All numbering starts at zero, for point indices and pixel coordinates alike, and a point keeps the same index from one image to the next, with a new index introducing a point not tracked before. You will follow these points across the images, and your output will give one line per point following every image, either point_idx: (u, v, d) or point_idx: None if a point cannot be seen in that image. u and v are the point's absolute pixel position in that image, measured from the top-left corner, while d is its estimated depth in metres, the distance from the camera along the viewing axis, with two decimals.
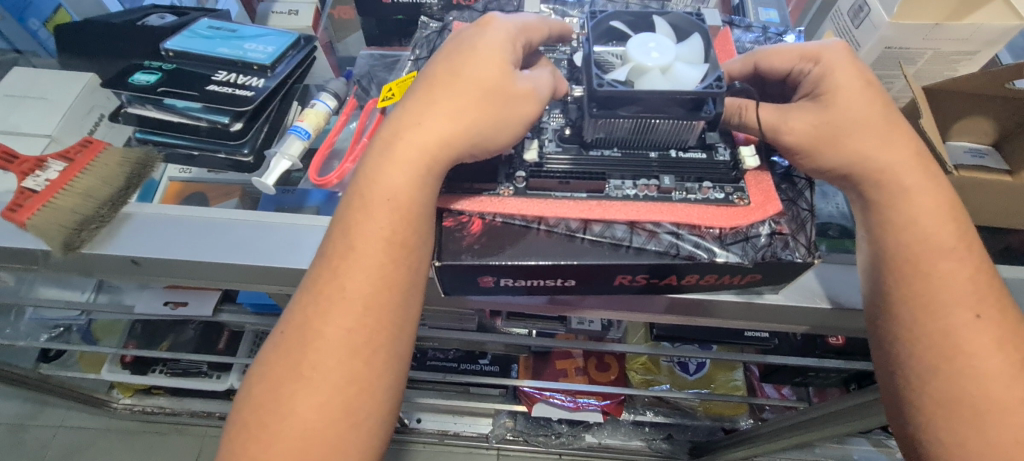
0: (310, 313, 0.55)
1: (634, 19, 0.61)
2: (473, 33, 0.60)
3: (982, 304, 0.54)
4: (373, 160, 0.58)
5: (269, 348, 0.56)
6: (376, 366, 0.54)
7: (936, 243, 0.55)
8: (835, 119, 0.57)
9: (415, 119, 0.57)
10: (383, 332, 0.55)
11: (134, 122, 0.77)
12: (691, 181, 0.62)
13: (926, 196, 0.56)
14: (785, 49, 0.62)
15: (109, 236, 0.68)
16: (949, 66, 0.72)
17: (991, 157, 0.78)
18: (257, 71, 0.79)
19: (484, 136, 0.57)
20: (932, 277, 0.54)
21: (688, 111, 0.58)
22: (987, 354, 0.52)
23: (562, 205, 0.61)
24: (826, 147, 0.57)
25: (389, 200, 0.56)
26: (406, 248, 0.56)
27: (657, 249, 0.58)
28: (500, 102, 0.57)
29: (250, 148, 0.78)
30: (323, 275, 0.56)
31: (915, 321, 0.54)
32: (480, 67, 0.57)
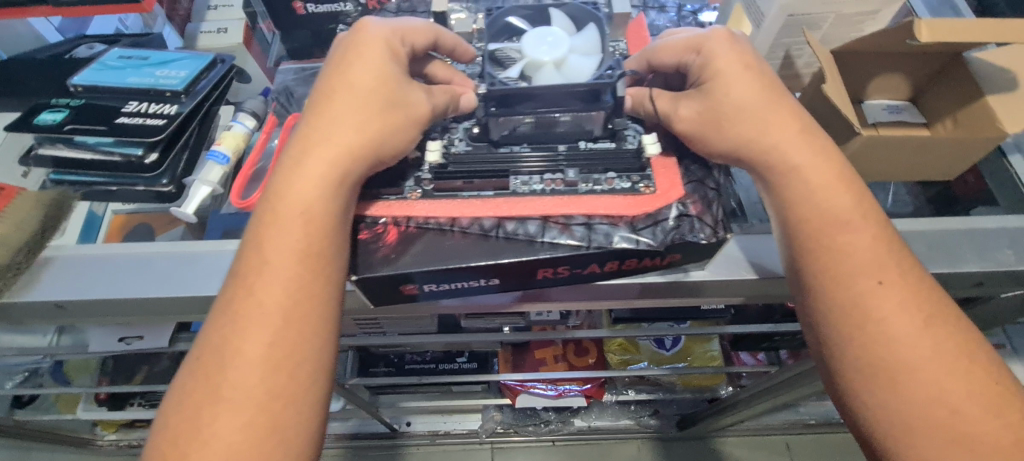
0: (224, 331, 0.51)
1: (532, 13, 0.61)
2: (349, 39, 0.57)
3: (883, 270, 0.57)
4: (280, 173, 0.54)
5: (182, 373, 0.51)
6: (303, 383, 0.50)
7: (830, 217, 0.59)
8: (727, 102, 0.58)
9: (309, 130, 0.54)
10: (306, 349, 0.51)
11: (50, 163, 0.74)
12: (598, 172, 0.62)
13: (818, 171, 0.59)
14: (670, 43, 0.61)
15: (29, 282, 0.67)
16: (855, 26, 0.72)
17: (910, 112, 0.80)
18: (171, 97, 0.78)
19: (387, 142, 0.55)
20: (837, 249, 0.58)
21: (586, 104, 0.57)
22: (894, 316, 0.56)
23: (473, 205, 0.60)
24: (728, 126, 0.58)
25: (300, 213, 0.53)
26: (325, 259, 0.53)
27: (572, 241, 0.57)
28: (398, 109, 0.55)
29: (169, 178, 0.75)
30: (237, 293, 0.52)
31: (822, 290, 0.58)
32: (367, 72, 0.55)
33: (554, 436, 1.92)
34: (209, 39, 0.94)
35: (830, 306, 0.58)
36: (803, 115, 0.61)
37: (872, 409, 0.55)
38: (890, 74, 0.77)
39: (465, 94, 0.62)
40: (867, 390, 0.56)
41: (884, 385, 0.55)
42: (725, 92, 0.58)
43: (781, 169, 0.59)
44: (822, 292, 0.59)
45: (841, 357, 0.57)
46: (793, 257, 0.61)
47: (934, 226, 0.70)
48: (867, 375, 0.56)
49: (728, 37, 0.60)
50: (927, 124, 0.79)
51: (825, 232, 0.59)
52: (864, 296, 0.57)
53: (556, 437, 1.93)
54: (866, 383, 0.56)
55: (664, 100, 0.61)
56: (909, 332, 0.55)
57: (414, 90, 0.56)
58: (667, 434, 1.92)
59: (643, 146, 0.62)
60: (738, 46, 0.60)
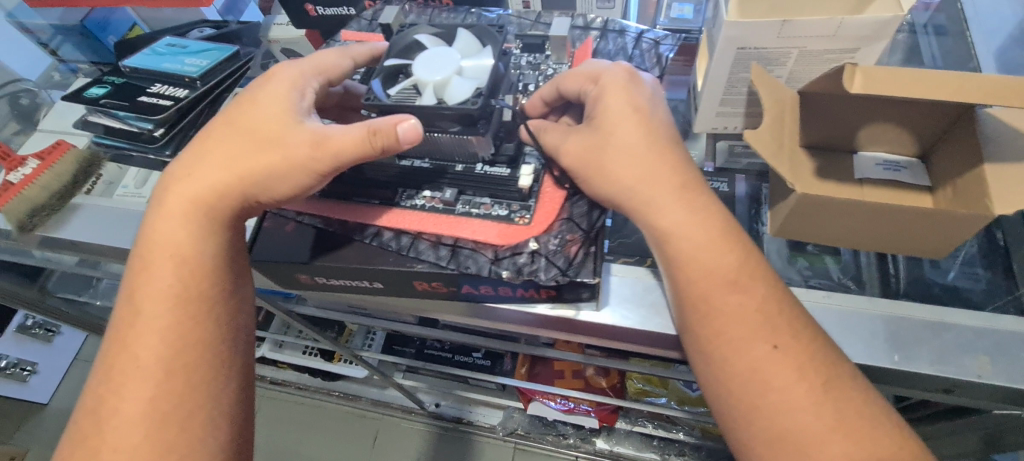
0: (104, 390, 0.56)
1: (443, 32, 0.62)
2: (258, 85, 0.63)
3: (779, 334, 0.50)
4: (156, 216, 0.61)
5: (66, 442, 0.56)
6: (190, 432, 0.55)
7: (722, 273, 0.52)
8: (608, 141, 0.54)
9: (187, 177, 0.61)
10: (192, 394, 0.56)
11: (95, 129, 0.92)
12: (479, 196, 0.61)
13: (700, 226, 0.53)
14: (573, 71, 0.58)
15: (56, 222, 0.85)
16: (830, 65, 0.63)
17: (911, 172, 0.67)
18: (188, 82, 0.90)
19: (260, 181, 0.60)
20: (719, 313, 0.51)
21: (462, 127, 0.57)
22: (774, 396, 0.49)
23: (359, 210, 0.63)
24: (607, 166, 0.54)
25: (173, 256, 0.59)
26: (202, 301, 0.59)
27: (434, 261, 0.58)
28: (271, 147, 0.59)
29: (172, 149, 0.88)
30: (114, 349, 0.58)
31: (713, 356, 0.51)
32: (248, 116, 0.61)
33: (576, 452, 1.86)
34: (280, 31, 1.05)
35: (715, 374, 0.51)
36: (692, 168, 0.55)
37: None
38: (882, 123, 0.65)
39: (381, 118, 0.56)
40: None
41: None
42: (606, 133, 0.55)
43: (664, 221, 0.53)
44: (705, 363, 0.52)
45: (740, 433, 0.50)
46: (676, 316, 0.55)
47: (893, 310, 0.59)
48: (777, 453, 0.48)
49: (631, 75, 0.57)
50: (930, 188, 0.65)
51: (705, 294, 0.52)
52: (761, 366, 0.49)
53: (579, 453, 1.87)
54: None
55: (557, 132, 0.59)
56: (805, 406, 0.48)
57: (309, 124, 0.60)
58: None
59: (519, 176, 0.60)
60: (639, 91, 0.56)
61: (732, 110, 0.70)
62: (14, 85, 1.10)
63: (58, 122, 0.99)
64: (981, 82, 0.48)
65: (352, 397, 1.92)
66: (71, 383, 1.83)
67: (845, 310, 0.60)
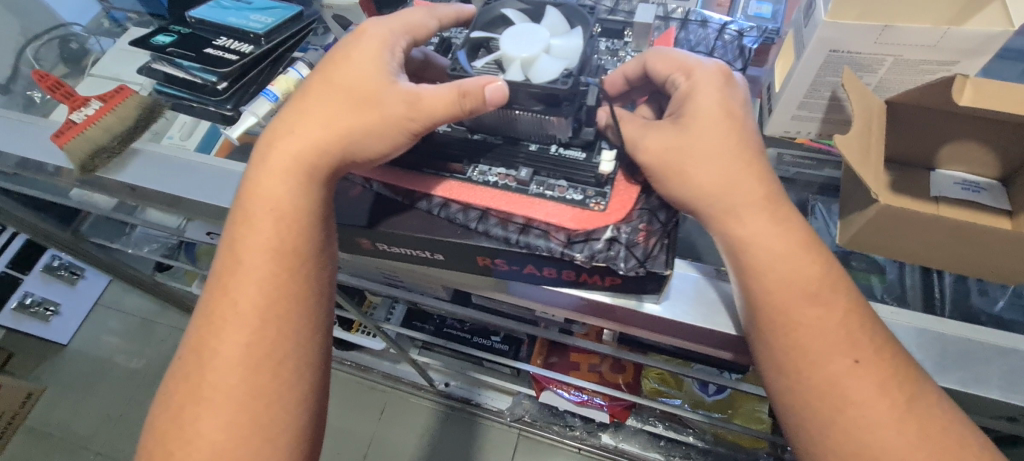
0: (204, 333, 0.59)
1: (531, 8, 0.61)
2: (347, 41, 0.63)
3: (859, 349, 0.49)
4: (254, 170, 0.62)
5: (169, 378, 0.60)
6: (282, 379, 0.58)
7: (810, 282, 0.50)
8: (694, 139, 0.52)
9: (288, 134, 0.61)
10: (285, 344, 0.58)
11: (158, 77, 0.92)
12: (554, 178, 0.60)
13: (777, 236, 0.51)
14: (669, 55, 0.56)
15: (116, 166, 0.86)
16: (924, 76, 0.61)
17: (990, 194, 0.65)
18: (252, 38, 0.91)
19: (357, 141, 0.60)
20: (799, 320, 0.50)
21: (545, 107, 0.56)
22: (851, 409, 0.48)
23: (427, 182, 0.63)
24: (688, 174, 0.52)
25: (272, 210, 0.60)
26: (297, 257, 0.60)
27: (502, 236, 0.58)
28: (369, 109, 0.60)
29: (232, 104, 0.88)
30: (215, 296, 0.59)
31: (788, 361, 0.50)
32: (347, 76, 0.61)
33: (581, 444, 1.85)
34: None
35: (787, 380, 0.50)
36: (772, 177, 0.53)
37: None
38: (967, 141, 0.64)
39: (471, 79, 0.56)
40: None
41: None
42: (692, 131, 0.53)
43: (739, 236, 0.51)
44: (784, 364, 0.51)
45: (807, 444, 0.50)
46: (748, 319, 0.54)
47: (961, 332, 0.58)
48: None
49: (722, 73, 0.55)
50: (1010, 212, 0.64)
51: (780, 303, 0.50)
52: (841, 378, 0.49)
53: (583, 446, 1.86)
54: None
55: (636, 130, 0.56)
56: (872, 430, 0.47)
57: (402, 83, 0.60)
58: None
59: (599, 162, 0.59)
60: (732, 90, 0.55)
61: (811, 115, 0.69)
62: (65, 30, 1.11)
63: (122, 67, 1.00)
64: None
65: (364, 367, 1.95)
66: (93, 328, 1.87)
67: (915, 328, 0.59)
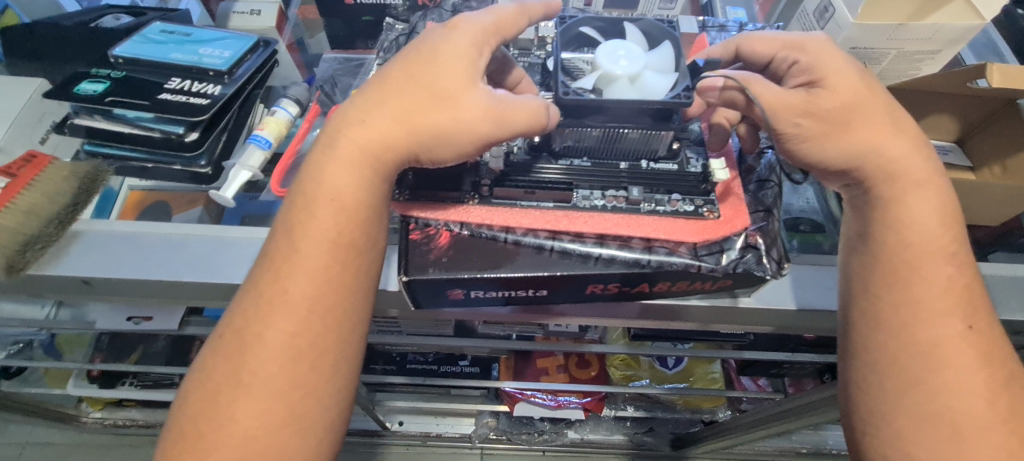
0: (250, 317, 0.52)
1: (606, 25, 0.60)
2: (438, 35, 0.57)
3: (974, 316, 0.55)
4: (317, 156, 0.55)
5: (204, 353, 0.53)
6: (322, 375, 0.52)
7: (929, 247, 0.56)
8: (844, 108, 0.55)
9: (360, 122, 0.54)
10: (330, 340, 0.52)
11: (83, 134, 0.73)
12: (661, 192, 0.61)
13: (922, 199, 0.57)
14: (768, 36, 0.60)
15: (55, 257, 0.65)
16: (914, 65, 0.73)
17: (955, 154, 0.79)
18: (213, 77, 0.75)
19: (428, 139, 0.54)
20: (915, 283, 0.56)
21: (655, 122, 0.57)
22: (965, 365, 0.53)
23: (528, 215, 0.59)
24: (855, 129, 0.55)
25: (332, 199, 0.54)
26: (353, 249, 0.54)
27: (628, 258, 0.57)
28: (446, 107, 0.54)
29: (207, 160, 0.74)
30: (264, 278, 0.53)
31: (903, 325, 0.55)
32: (432, 72, 0.55)
33: (545, 446, 1.81)
34: (239, 21, 0.89)
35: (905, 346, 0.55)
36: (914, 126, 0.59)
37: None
38: (939, 114, 0.77)
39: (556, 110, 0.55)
40: (923, 442, 0.52)
41: (943, 441, 0.52)
42: (841, 96, 0.55)
43: (891, 190, 0.57)
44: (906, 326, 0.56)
45: (890, 406, 0.54)
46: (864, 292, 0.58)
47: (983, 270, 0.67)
48: (927, 427, 0.53)
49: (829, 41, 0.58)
50: (972, 168, 0.78)
51: (898, 271, 0.56)
52: (942, 341, 0.54)
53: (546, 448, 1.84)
54: (907, 437, 0.53)
55: (794, 101, 0.55)
56: (980, 382, 0.53)
57: (486, 88, 0.55)
58: (658, 453, 1.84)
59: (713, 171, 0.60)
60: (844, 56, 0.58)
61: None
62: None
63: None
64: None
65: None
66: None
67: None
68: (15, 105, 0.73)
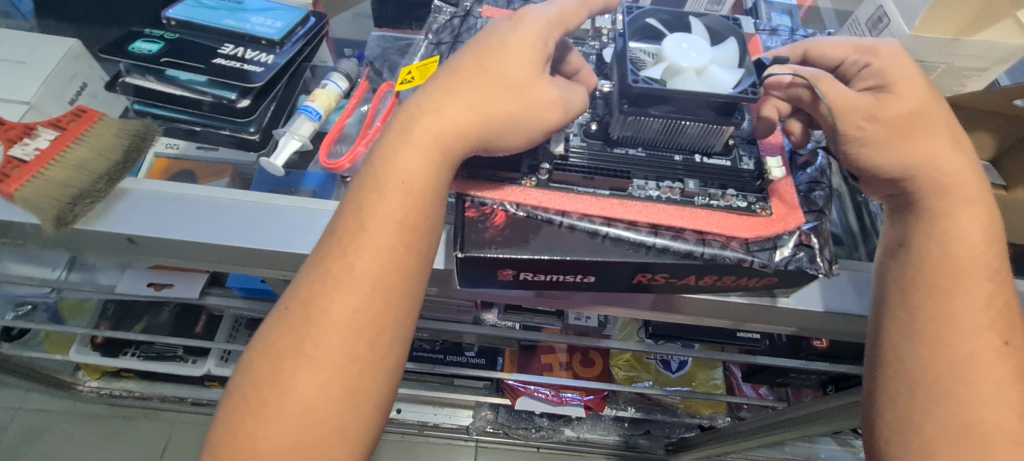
0: (315, 290, 0.54)
1: (671, 18, 0.60)
2: (505, 27, 0.60)
3: (1010, 332, 0.55)
4: (390, 140, 0.57)
5: (269, 323, 0.55)
6: (380, 350, 0.54)
7: (971, 260, 0.56)
8: (906, 113, 0.57)
9: (434, 110, 0.57)
10: (389, 315, 0.54)
11: (132, 93, 0.72)
12: (714, 187, 0.62)
13: (966, 214, 0.57)
14: (840, 42, 0.63)
15: (102, 213, 0.64)
16: (959, 80, 0.74)
17: (990, 173, 0.80)
18: (265, 46, 0.75)
19: (498, 129, 0.57)
20: (955, 294, 0.55)
21: (717, 115, 0.57)
22: (1000, 382, 0.53)
23: (583, 201, 0.60)
24: (913, 135, 0.57)
25: (402, 182, 0.55)
26: (417, 231, 0.56)
27: (681, 250, 0.58)
28: (517, 99, 0.56)
29: (257, 127, 0.74)
30: (332, 254, 0.55)
31: (933, 338, 0.55)
32: (503, 64, 0.57)
33: (541, 442, 1.81)
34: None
35: (943, 357, 0.54)
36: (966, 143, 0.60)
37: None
38: (978, 131, 0.78)
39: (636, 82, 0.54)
40: (950, 457, 0.51)
41: (971, 457, 0.50)
42: (907, 100, 0.57)
43: (948, 199, 0.57)
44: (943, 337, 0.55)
45: (922, 418, 0.53)
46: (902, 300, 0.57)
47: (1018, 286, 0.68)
48: (959, 442, 0.51)
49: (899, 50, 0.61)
50: (1005, 186, 0.78)
51: (936, 283, 0.56)
52: (974, 358, 0.53)
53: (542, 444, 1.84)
54: (933, 450, 0.52)
55: (861, 103, 0.57)
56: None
57: (550, 82, 0.58)
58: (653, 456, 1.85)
59: (770, 169, 0.61)
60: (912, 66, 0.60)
61: None
62: None
63: (20, 76, 0.73)
64: None
65: None
66: None
67: None
68: (47, 65, 0.74)
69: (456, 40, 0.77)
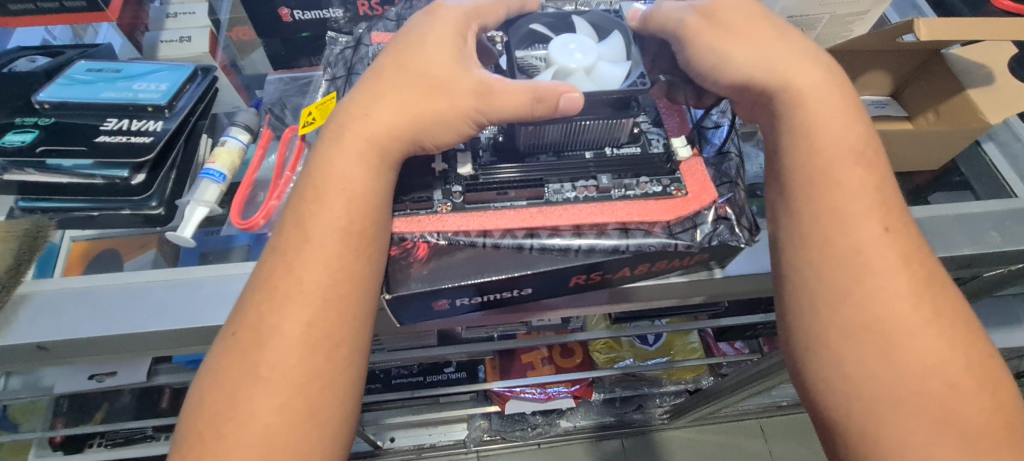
0: (264, 309, 0.51)
1: (554, 20, 0.60)
2: (422, 23, 0.59)
3: (889, 218, 0.55)
4: (323, 151, 0.56)
5: (217, 350, 0.52)
6: (338, 364, 0.51)
7: (842, 157, 0.57)
8: (785, 63, 0.58)
9: (363, 117, 0.55)
10: (346, 327, 0.51)
11: (15, 190, 0.69)
12: (628, 177, 0.62)
13: (830, 119, 0.58)
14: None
15: (5, 325, 0.60)
16: (845, 27, 0.77)
17: (892, 107, 0.83)
18: (153, 112, 0.71)
19: (426, 129, 0.56)
20: (834, 196, 0.55)
21: (615, 111, 0.57)
22: (892, 272, 0.52)
23: (502, 216, 0.59)
24: (804, 96, 0.58)
25: (342, 190, 0.54)
26: (363, 236, 0.53)
27: (608, 246, 0.58)
28: (441, 93, 0.55)
29: (158, 200, 0.71)
30: (277, 270, 0.52)
31: (835, 273, 0.54)
32: (423, 60, 0.56)
33: (540, 440, 1.78)
34: (169, 49, 0.84)
35: (830, 257, 0.54)
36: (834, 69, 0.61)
37: (864, 384, 0.50)
38: (875, 71, 0.81)
39: (545, 82, 0.53)
40: (859, 357, 0.51)
41: (878, 352, 0.51)
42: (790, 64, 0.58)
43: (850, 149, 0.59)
44: (826, 241, 0.55)
45: (825, 323, 0.53)
46: (793, 218, 0.57)
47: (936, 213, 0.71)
48: (860, 338, 0.51)
49: None
50: (909, 117, 0.82)
51: (813, 202, 0.56)
52: (879, 291, 0.52)
53: (542, 441, 1.80)
54: (858, 381, 0.51)
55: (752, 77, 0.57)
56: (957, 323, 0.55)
57: (477, 69, 0.56)
58: (653, 427, 1.81)
59: (675, 149, 0.63)
60: None
61: None
62: None
63: None
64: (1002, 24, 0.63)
65: None
66: None
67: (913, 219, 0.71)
68: None
69: (350, 71, 0.75)
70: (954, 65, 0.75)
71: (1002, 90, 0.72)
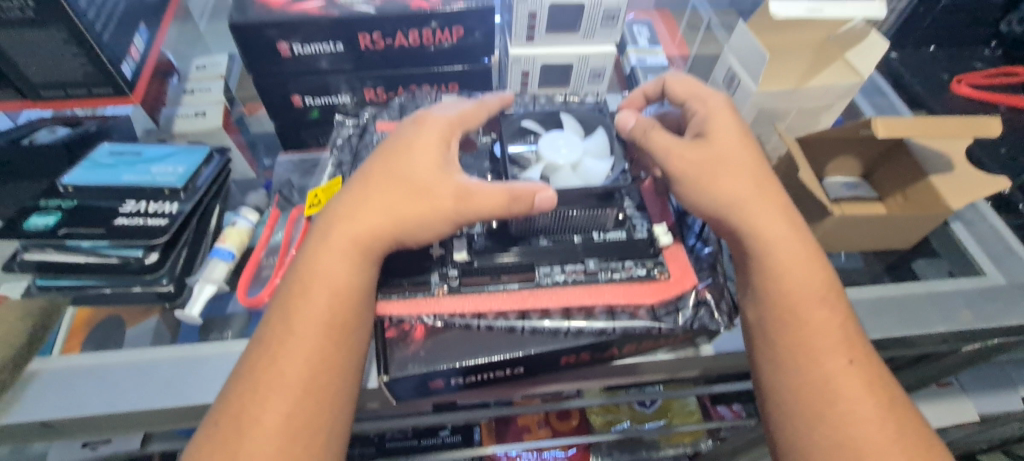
0: (245, 399, 0.53)
1: (543, 117, 0.68)
2: (408, 131, 0.64)
3: (853, 350, 0.57)
4: (310, 249, 0.60)
5: (196, 440, 0.53)
6: (315, 453, 0.53)
7: (812, 293, 0.59)
8: (754, 162, 0.63)
9: (349, 218, 0.60)
10: (324, 416, 0.54)
11: (33, 269, 0.72)
12: (615, 260, 0.66)
13: (791, 255, 0.60)
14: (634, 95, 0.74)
15: (11, 403, 0.62)
16: (813, 118, 0.83)
17: (862, 188, 0.88)
18: (169, 194, 0.76)
19: (407, 229, 0.60)
20: (808, 324, 0.58)
21: (599, 202, 0.62)
22: (860, 398, 0.55)
23: (495, 299, 0.63)
24: (772, 190, 0.63)
25: (326, 286, 0.57)
26: (344, 330, 0.57)
27: (593, 330, 0.61)
28: (423, 197, 0.60)
29: (168, 278, 0.74)
30: (260, 360, 0.55)
31: (794, 364, 0.57)
32: (406, 166, 0.61)
33: None
34: (185, 124, 0.89)
35: (801, 380, 0.56)
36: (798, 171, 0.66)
37: None
38: (844, 155, 0.87)
39: (520, 183, 0.59)
40: None
41: None
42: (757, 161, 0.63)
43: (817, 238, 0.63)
44: (796, 367, 0.57)
45: (806, 441, 0.55)
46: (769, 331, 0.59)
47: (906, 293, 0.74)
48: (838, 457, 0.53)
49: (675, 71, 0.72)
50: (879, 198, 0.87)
51: (786, 328, 0.58)
52: (848, 416, 0.54)
53: None
54: None
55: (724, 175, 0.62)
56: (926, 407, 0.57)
57: (457, 175, 0.61)
58: None
59: (657, 236, 0.66)
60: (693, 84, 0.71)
61: None
62: None
63: None
64: (951, 123, 0.69)
65: None
66: None
67: (885, 298, 0.75)
68: None
69: (355, 157, 0.81)
70: (916, 153, 0.81)
71: (961, 177, 0.77)
